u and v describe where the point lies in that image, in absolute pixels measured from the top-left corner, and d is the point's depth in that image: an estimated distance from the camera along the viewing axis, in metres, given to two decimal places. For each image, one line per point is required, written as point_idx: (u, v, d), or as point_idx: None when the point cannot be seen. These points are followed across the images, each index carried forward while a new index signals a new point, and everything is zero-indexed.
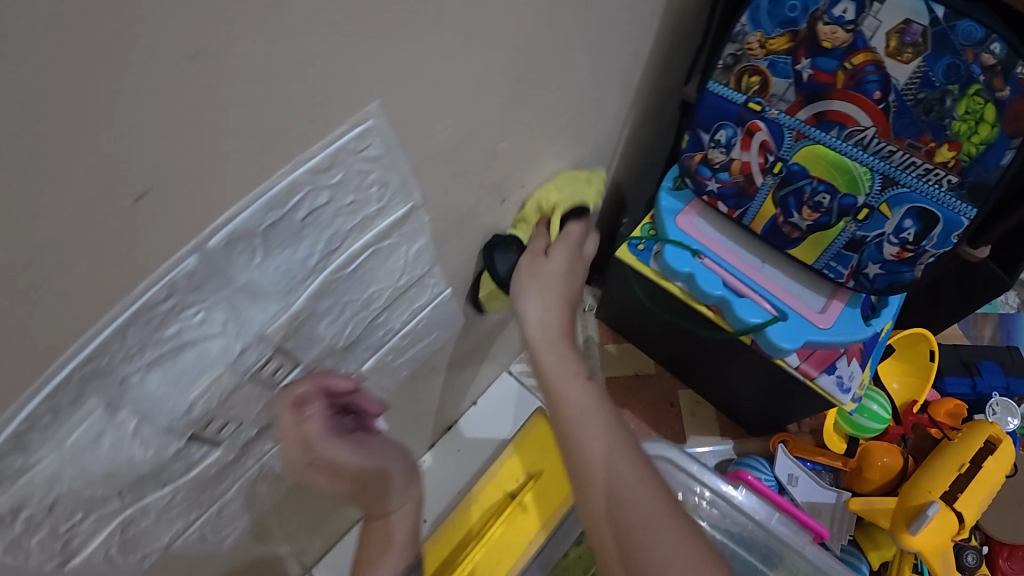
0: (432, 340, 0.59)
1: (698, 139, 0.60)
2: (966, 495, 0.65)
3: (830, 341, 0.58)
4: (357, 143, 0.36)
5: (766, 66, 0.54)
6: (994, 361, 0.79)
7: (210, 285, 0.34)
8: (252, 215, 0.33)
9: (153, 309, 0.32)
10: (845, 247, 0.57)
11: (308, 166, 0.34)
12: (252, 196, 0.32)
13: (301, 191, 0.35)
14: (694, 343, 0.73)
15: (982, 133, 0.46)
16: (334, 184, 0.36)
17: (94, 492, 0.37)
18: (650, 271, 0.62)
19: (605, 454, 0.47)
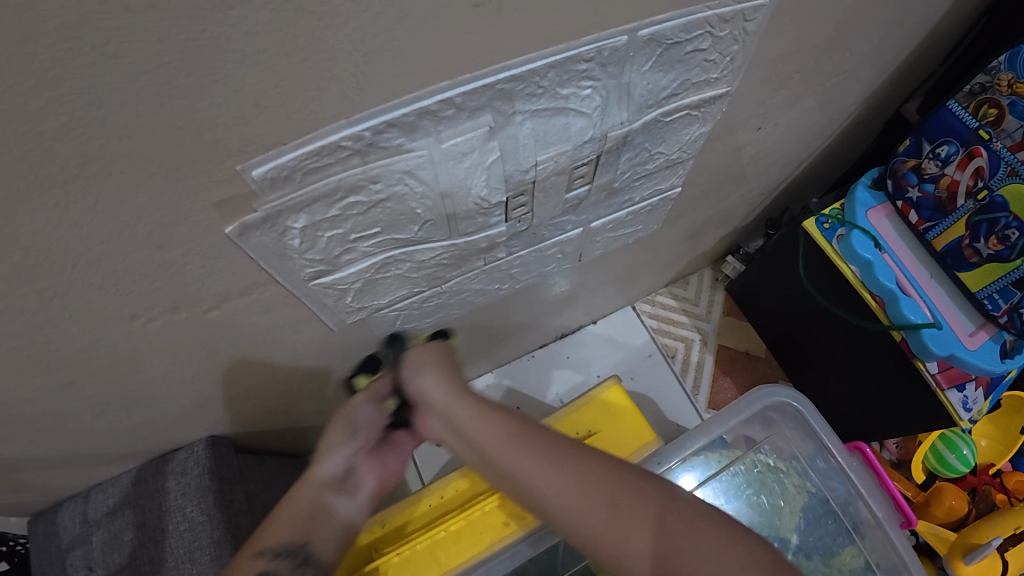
0: (638, 233, 0.63)
1: (918, 148, 0.66)
2: (1018, 550, 0.72)
3: (969, 363, 0.62)
4: (750, 13, 0.41)
5: (1006, 104, 0.58)
6: None
7: (611, 69, 0.37)
8: (670, 26, 0.37)
9: (574, 64, 0.35)
10: (1012, 283, 0.61)
11: (720, 11, 0.39)
12: (685, 9, 0.37)
13: (701, 28, 0.39)
14: (815, 344, 0.78)
15: None
16: (717, 36, 0.41)
17: (414, 209, 0.39)
18: (829, 249, 0.67)
19: (566, 490, 0.44)
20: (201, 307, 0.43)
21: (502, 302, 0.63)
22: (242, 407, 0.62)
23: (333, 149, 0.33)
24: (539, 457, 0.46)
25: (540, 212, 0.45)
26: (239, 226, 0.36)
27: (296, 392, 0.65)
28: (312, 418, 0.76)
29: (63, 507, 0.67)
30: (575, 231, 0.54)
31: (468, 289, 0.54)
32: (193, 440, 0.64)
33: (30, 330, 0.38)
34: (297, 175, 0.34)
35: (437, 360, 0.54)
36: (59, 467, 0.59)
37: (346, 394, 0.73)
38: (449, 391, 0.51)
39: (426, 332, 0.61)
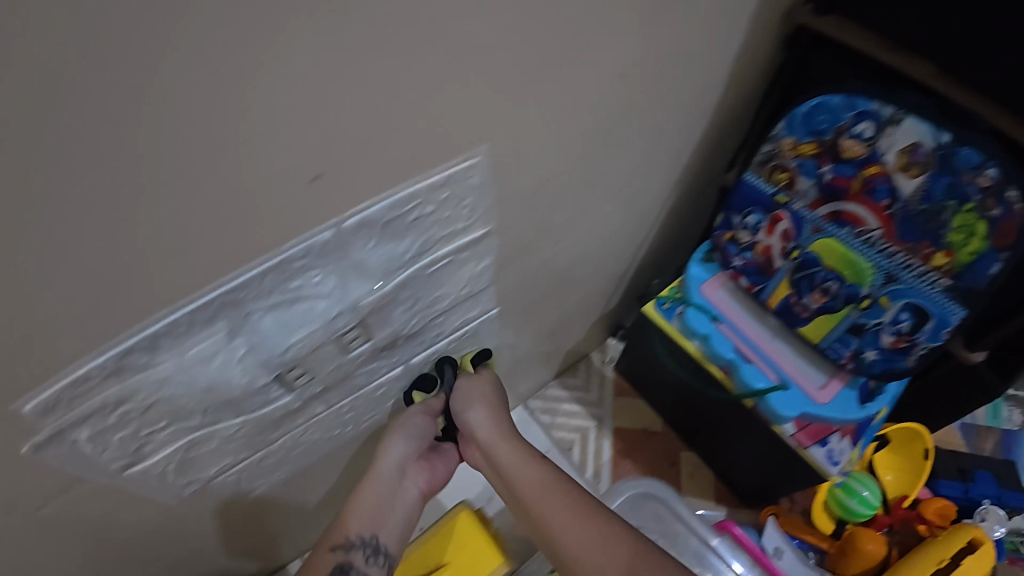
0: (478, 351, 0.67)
1: (730, 221, 0.68)
2: None
3: (826, 416, 0.65)
4: (465, 172, 0.45)
5: (794, 166, 0.62)
6: (989, 473, 0.88)
7: (333, 257, 0.42)
8: (377, 210, 0.42)
9: (290, 264, 0.41)
10: (848, 330, 0.63)
11: (427, 182, 0.43)
12: (386, 193, 0.41)
13: (415, 201, 0.44)
14: (699, 411, 0.80)
15: (974, 244, 0.55)
16: (439, 200, 0.45)
17: (189, 403, 0.44)
18: (671, 327, 0.70)
19: (579, 531, 0.53)
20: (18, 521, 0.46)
21: (364, 438, 0.66)
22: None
23: (85, 377, 0.38)
24: (556, 498, 0.56)
25: (326, 375, 0.50)
26: (32, 445, 0.40)
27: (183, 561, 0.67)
28: None
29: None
30: (395, 370, 0.57)
31: (306, 440, 0.58)
32: None
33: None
34: (62, 403, 0.39)
35: (483, 394, 0.62)
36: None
37: (248, 546, 0.74)
38: (496, 426, 0.60)
39: (286, 480, 0.64)
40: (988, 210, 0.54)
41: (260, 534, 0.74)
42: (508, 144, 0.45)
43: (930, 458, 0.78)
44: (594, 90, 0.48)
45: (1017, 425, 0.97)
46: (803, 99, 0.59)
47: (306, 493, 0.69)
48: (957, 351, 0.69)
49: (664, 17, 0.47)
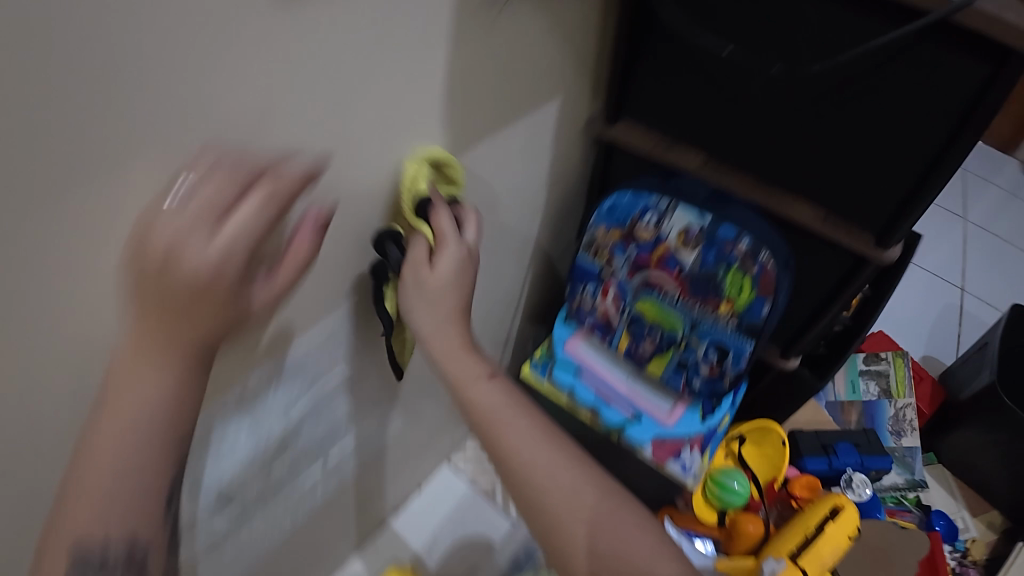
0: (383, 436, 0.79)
1: (574, 290, 0.84)
2: (810, 553, 0.86)
3: (673, 435, 0.80)
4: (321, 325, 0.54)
5: (608, 247, 0.78)
6: (851, 443, 1.04)
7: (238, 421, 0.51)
8: (258, 374, 0.50)
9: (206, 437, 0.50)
10: (676, 367, 0.80)
11: (300, 342, 0.53)
12: (268, 366, 0.51)
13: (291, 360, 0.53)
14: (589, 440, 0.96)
15: (746, 292, 0.71)
16: (315, 345, 0.55)
17: None
18: (544, 383, 0.84)
19: (505, 412, 0.51)
20: None
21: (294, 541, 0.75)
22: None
23: None
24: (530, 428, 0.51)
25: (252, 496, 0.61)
26: None
27: None
28: None
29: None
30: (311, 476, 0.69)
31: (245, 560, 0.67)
32: None
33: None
34: None
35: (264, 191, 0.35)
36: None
37: None
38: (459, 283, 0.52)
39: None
40: (748, 269, 0.70)
41: None
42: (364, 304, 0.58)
43: (785, 446, 0.94)
44: None
45: (874, 394, 1.14)
46: (602, 198, 0.75)
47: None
48: (775, 360, 0.86)
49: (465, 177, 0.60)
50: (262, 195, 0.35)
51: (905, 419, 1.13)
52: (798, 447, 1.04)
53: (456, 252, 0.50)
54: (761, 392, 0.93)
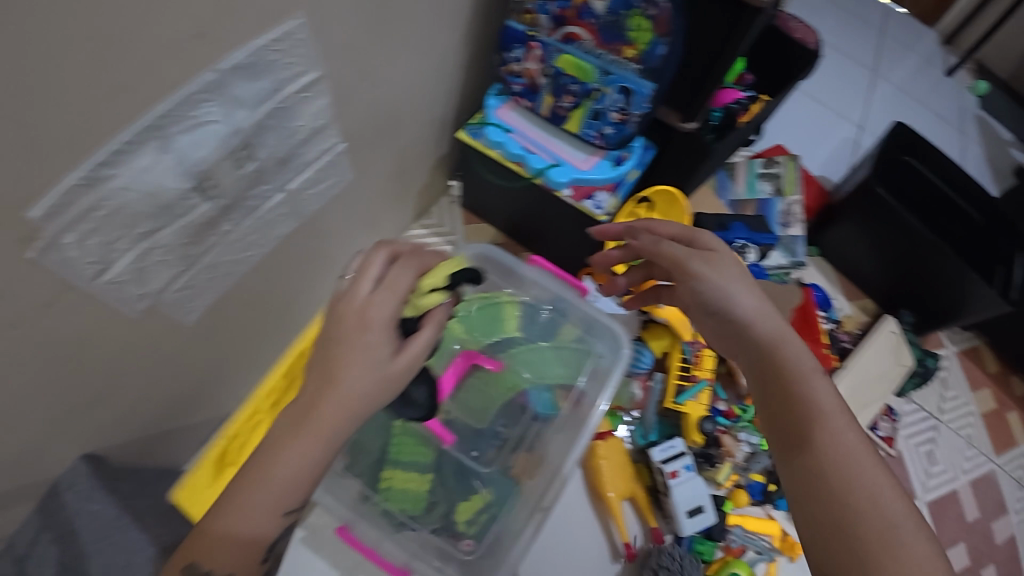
0: (333, 179, 0.91)
1: (505, 57, 0.93)
2: None
3: (588, 179, 0.94)
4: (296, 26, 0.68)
5: (532, 5, 0.86)
6: (742, 223, 1.18)
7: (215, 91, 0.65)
8: (238, 53, 0.63)
9: (192, 97, 0.62)
10: (591, 118, 0.92)
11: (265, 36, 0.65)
12: (240, 45, 0.63)
13: (253, 46, 0.64)
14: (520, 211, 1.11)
15: (647, 38, 0.82)
16: (274, 44, 0.67)
17: (136, 206, 0.64)
18: (479, 143, 0.98)
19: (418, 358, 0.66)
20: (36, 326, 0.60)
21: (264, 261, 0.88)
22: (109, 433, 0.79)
23: (69, 185, 0.55)
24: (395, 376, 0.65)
25: (228, 188, 0.74)
26: (41, 209, 0.54)
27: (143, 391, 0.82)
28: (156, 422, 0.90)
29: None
30: (276, 195, 0.83)
31: (223, 261, 0.80)
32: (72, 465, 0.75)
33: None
34: (70, 200, 0.56)
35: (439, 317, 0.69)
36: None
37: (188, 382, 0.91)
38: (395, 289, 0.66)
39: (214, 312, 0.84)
40: (648, 12, 0.79)
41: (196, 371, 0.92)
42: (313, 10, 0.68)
43: (684, 212, 1.05)
44: None
45: (768, 193, 1.27)
46: None
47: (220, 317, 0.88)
48: (676, 124, 0.96)
49: None
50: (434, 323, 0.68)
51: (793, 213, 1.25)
52: (698, 227, 1.17)
53: (707, 267, 0.72)
54: (670, 162, 1.05)
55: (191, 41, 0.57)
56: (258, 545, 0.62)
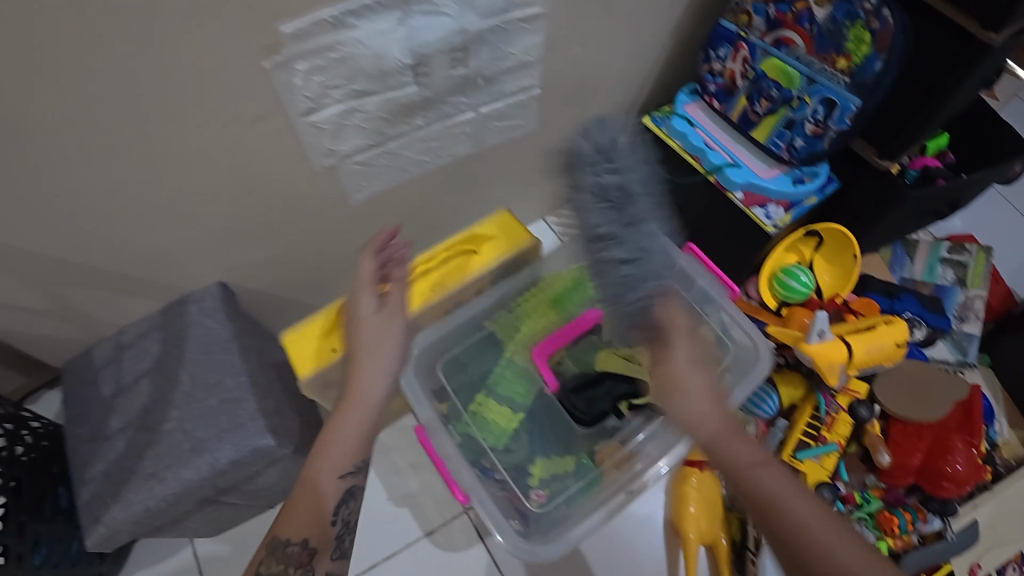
0: (522, 125, 0.93)
1: (707, 55, 0.95)
2: (856, 336, 0.92)
3: (765, 188, 0.90)
4: None
5: (751, 9, 0.88)
6: (915, 298, 1.07)
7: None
8: None
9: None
10: (783, 126, 0.89)
11: None
12: None
13: None
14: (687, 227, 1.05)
15: (862, 50, 0.80)
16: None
17: (360, 61, 0.71)
18: (659, 130, 0.96)
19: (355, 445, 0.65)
20: (239, 125, 0.70)
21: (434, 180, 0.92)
22: (244, 260, 0.85)
23: (319, 21, 0.66)
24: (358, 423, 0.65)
25: (436, 83, 0.78)
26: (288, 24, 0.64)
27: (287, 247, 0.87)
28: (287, 287, 0.94)
29: (94, 348, 0.84)
30: (465, 116, 0.86)
31: (403, 155, 0.85)
32: (213, 283, 0.85)
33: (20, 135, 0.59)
34: (306, 33, 0.66)
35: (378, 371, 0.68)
36: (93, 292, 0.78)
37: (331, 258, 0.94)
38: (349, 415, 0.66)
39: (374, 202, 0.89)
40: (870, 24, 0.78)
41: (345, 256, 0.95)
42: None
43: (858, 262, 0.97)
44: None
45: (949, 279, 1.14)
46: None
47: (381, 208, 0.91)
48: (873, 162, 0.93)
49: None
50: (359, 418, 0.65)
51: (972, 309, 1.12)
52: (863, 285, 1.06)
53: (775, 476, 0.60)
54: (846, 199, 0.99)
55: None
56: (321, 511, 0.61)
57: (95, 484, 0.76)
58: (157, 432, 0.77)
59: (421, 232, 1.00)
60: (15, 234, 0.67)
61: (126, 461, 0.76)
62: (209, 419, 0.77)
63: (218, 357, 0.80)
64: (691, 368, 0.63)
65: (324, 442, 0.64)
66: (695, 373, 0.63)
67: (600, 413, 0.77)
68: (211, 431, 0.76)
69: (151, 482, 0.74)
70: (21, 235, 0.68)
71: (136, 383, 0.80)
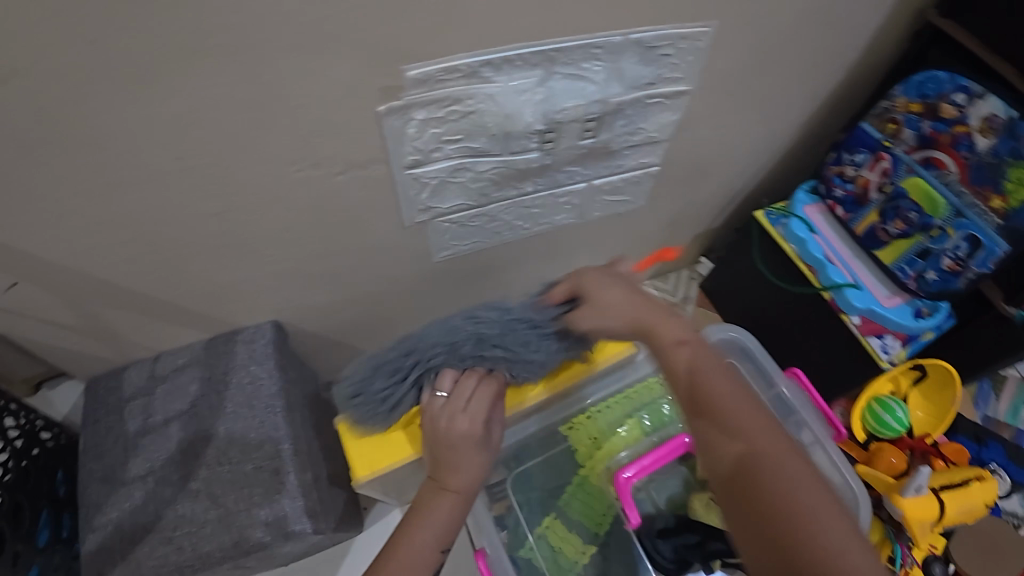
0: (631, 199, 0.85)
1: (840, 157, 0.87)
2: (950, 493, 0.84)
3: (885, 317, 0.83)
4: (697, 35, 0.65)
5: (902, 120, 0.80)
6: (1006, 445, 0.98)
7: (599, 57, 0.61)
8: (644, 37, 0.62)
9: (570, 51, 0.59)
10: (916, 254, 0.81)
11: (664, 31, 0.62)
12: (640, 29, 0.61)
13: (658, 38, 0.63)
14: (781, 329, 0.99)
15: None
16: (667, 50, 0.65)
17: (486, 121, 0.60)
18: (774, 231, 0.91)
19: (443, 529, 0.58)
20: (337, 170, 0.60)
21: (527, 242, 0.83)
22: (308, 301, 0.75)
23: (454, 70, 0.55)
24: (444, 510, 0.58)
25: (564, 151, 0.68)
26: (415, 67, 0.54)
27: (356, 292, 0.77)
28: (341, 332, 0.84)
29: (128, 368, 0.72)
30: (579, 185, 0.77)
31: (501, 218, 0.75)
32: (263, 321, 0.73)
33: (97, 146, 0.49)
34: (430, 83, 0.55)
35: (478, 447, 0.60)
36: (135, 318, 0.66)
37: (395, 308, 0.84)
38: (452, 499, 0.59)
39: (460, 260, 0.80)
40: None
41: (411, 305, 0.85)
42: (718, 25, 0.65)
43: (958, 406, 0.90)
44: (777, 12, 0.68)
45: None
46: (920, 68, 0.76)
47: (464, 264, 0.81)
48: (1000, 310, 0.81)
49: None
50: (449, 502, 0.59)
51: None
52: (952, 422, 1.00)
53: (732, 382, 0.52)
54: (958, 336, 0.89)
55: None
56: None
57: (104, 533, 0.63)
58: (180, 490, 0.65)
59: (493, 291, 0.91)
60: (62, 250, 0.56)
61: (144, 515, 0.64)
62: (239, 491, 0.64)
63: (259, 416, 0.68)
64: (607, 295, 0.60)
65: (412, 526, 0.58)
66: (623, 298, 0.60)
67: (682, 561, 0.65)
68: (247, 502, 0.64)
69: (168, 552, 0.63)
70: (70, 253, 0.56)
71: (166, 425, 0.68)
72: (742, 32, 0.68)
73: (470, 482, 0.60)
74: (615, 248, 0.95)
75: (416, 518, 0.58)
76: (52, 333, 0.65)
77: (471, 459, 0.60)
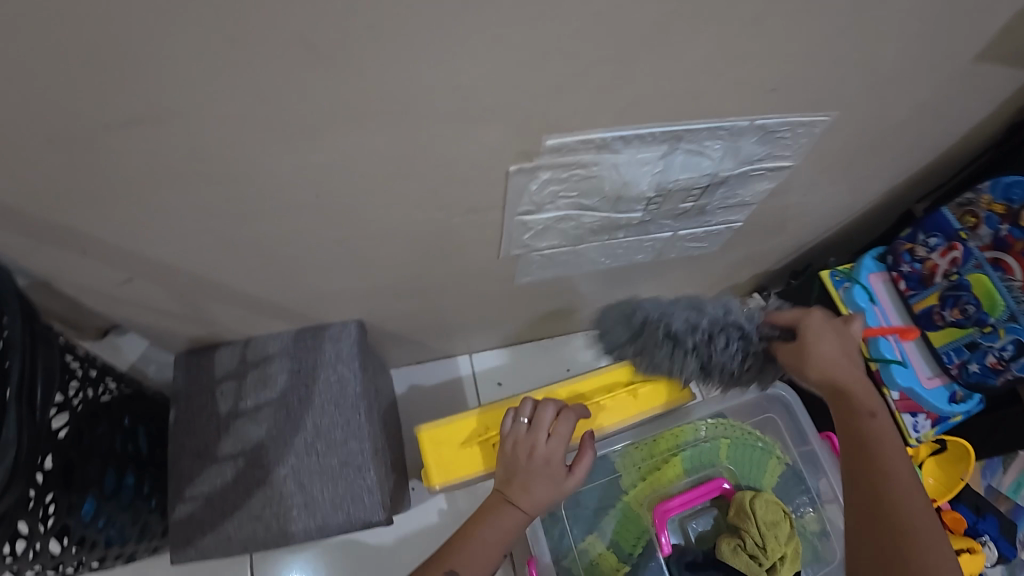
0: (706, 247, 0.88)
1: (914, 235, 0.90)
2: None
3: (922, 397, 0.88)
4: (814, 123, 0.66)
5: (982, 216, 0.82)
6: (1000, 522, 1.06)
7: (718, 138, 0.63)
8: (766, 124, 0.63)
9: (697, 132, 0.60)
10: (964, 344, 0.85)
11: (785, 120, 0.63)
12: (764, 118, 0.62)
13: (777, 125, 0.64)
14: None
15: None
16: (781, 135, 0.66)
17: (602, 184, 0.63)
18: (835, 293, 0.95)
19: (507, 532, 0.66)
20: (454, 213, 0.63)
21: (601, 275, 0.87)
22: (393, 306, 0.79)
23: (588, 142, 0.57)
24: (511, 521, 0.66)
25: (662, 210, 0.71)
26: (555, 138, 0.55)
27: (438, 302, 0.82)
28: (414, 329, 0.89)
29: (217, 348, 0.78)
30: (664, 235, 0.79)
31: (586, 257, 0.79)
32: (349, 320, 0.79)
33: (251, 185, 0.52)
34: (562, 152, 0.57)
35: (555, 475, 0.68)
36: (237, 310, 0.71)
37: (467, 316, 0.89)
38: (522, 510, 0.67)
39: (537, 285, 0.84)
40: None
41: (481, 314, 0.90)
42: (836, 116, 0.66)
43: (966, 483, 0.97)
44: (893, 107, 0.69)
45: None
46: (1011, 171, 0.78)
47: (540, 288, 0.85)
48: None
49: (968, 82, 0.68)
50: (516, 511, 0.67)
51: None
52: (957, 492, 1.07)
53: None
54: (984, 418, 0.94)
55: (760, 91, 0.57)
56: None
57: (195, 505, 0.72)
58: (270, 474, 0.74)
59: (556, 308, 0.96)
60: (195, 258, 0.60)
61: (234, 492, 0.73)
62: (326, 482, 0.74)
63: (345, 415, 0.75)
64: None
65: (477, 529, 0.66)
66: None
67: None
68: (339, 491, 0.74)
69: (257, 527, 0.73)
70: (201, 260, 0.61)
71: (256, 412, 0.75)
72: (856, 122, 0.69)
73: (540, 500, 0.68)
74: (677, 283, 0.99)
75: (484, 522, 0.66)
76: (163, 315, 0.70)
77: (548, 482, 0.68)
